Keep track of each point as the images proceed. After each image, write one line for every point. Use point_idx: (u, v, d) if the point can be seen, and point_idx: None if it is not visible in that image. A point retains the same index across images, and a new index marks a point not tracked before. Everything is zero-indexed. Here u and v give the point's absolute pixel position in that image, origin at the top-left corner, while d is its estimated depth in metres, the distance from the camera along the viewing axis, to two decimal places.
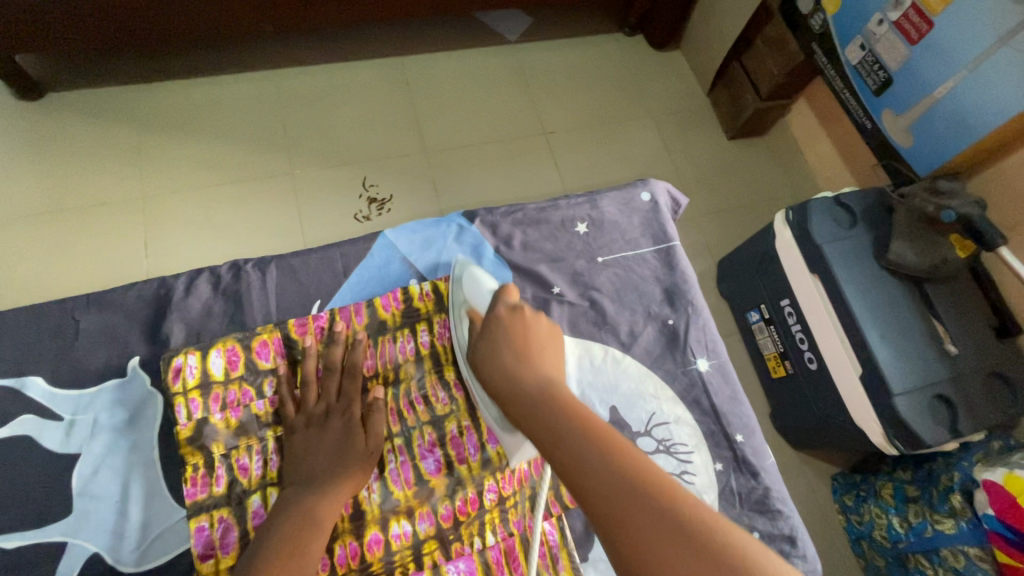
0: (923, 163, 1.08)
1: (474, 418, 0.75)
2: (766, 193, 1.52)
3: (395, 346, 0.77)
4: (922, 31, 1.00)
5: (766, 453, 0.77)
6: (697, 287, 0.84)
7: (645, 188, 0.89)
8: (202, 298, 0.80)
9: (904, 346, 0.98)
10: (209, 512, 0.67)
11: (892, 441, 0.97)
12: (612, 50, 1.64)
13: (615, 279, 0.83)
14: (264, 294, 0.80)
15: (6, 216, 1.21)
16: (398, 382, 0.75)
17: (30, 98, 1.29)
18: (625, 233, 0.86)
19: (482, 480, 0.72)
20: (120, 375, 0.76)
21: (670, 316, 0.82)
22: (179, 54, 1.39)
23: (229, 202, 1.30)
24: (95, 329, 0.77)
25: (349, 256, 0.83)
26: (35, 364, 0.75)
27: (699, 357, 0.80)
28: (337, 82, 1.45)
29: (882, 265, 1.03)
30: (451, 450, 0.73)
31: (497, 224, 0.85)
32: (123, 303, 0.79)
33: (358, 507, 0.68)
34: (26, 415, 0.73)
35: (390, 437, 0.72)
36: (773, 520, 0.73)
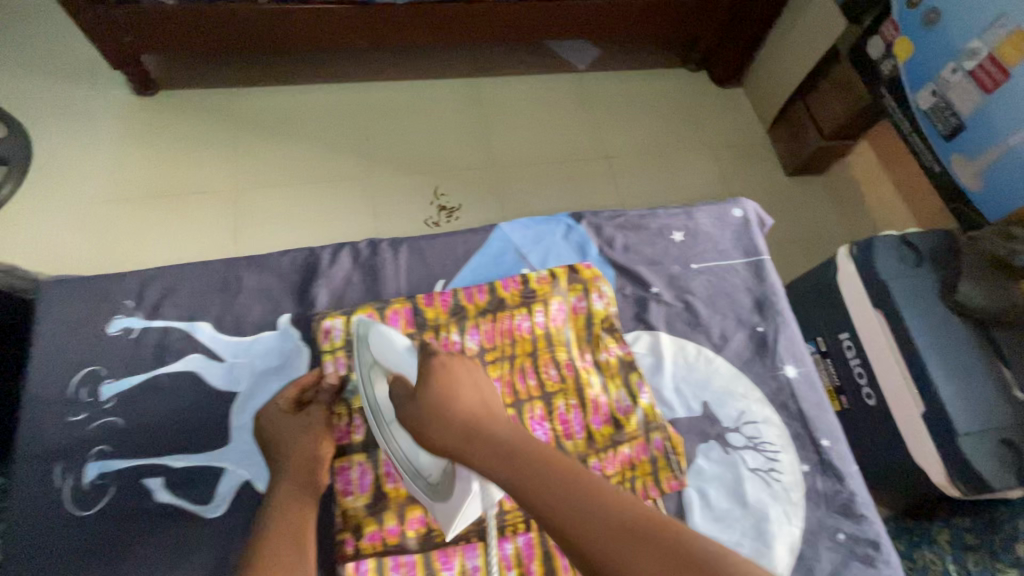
0: (993, 208, 1.10)
1: (581, 397, 0.74)
2: (823, 230, 1.53)
3: (512, 323, 0.77)
4: (998, 80, 1.03)
5: (851, 461, 0.78)
6: (785, 299, 0.87)
7: (736, 205, 0.93)
8: (343, 269, 0.85)
9: (970, 386, 0.98)
10: (350, 455, 0.71)
11: (956, 483, 0.96)
12: (676, 83, 1.71)
13: (707, 285, 0.86)
14: (397, 273, 0.85)
15: (116, 196, 1.33)
16: (514, 356, 0.76)
17: (144, 93, 1.42)
18: (717, 244, 0.90)
19: (587, 456, 0.71)
20: (276, 329, 0.81)
21: (760, 323, 0.84)
22: (277, 63, 1.52)
23: (311, 200, 1.39)
24: (255, 287, 0.84)
25: (471, 243, 0.88)
26: (206, 311, 0.82)
27: (787, 364, 0.82)
28: (417, 97, 1.55)
29: (947, 304, 1.04)
30: (559, 424, 0.73)
31: (601, 226, 0.89)
32: (278, 267, 0.85)
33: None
34: (195, 355, 0.79)
35: (503, 406, 0.72)
36: (858, 524, 0.73)
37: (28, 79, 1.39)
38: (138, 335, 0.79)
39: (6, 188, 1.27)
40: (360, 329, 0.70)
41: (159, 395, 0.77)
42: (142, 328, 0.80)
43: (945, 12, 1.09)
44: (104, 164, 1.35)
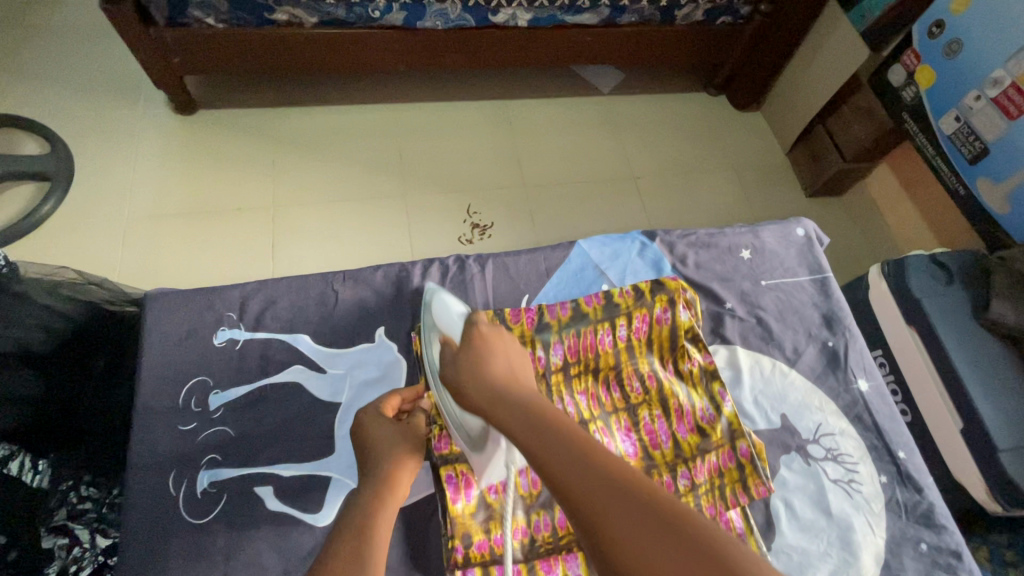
0: (1020, 229, 1.13)
1: (665, 407, 0.77)
2: (846, 250, 1.57)
3: (596, 338, 0.79)
4: (1021, 107, 1.07)
5: (926, 473, 0.79)
6: (852, 315, 0.89)
7: (799, 225, 0.96)
8: (433, 283, 0.89)
9: (1008, 403, 1.00)
10: (454, 464, 0.75)
11: (998, 498, 0.97)
12: (697, 108, 1.76)
13: (777, 301, 0.89)
14: (484, 286, 0.88)
15: (158, 213, 1.35)
16: (600, 370, 0.79)
17: (185, 113, 1.46)
18: (783, 261, 0.92)
19: (675, 466, 0.73)
20: (373, 342, 0.86)
21: (830, 338, 0.86)
22: (314, 85, 1.56)
23: (347, 217, 1.41)
24: (351, 301, 0.88)
25: (552, 259, 0.91)
26: (304, 324, 0.86)
27: (860, 377, 0.84)
28: (449, 118, 1.59)
29: (980, 322, 1.07)
30: (646, 437, 0.76)
31: (674, 244, 0.92)
32: (372, 281, 0.90)
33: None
34: (298, 364, 0.83)
35: (593, 418, 0.75)
36: (939, 534, 0.74)
37: (75, 102, 1.44)
38: (243, 347, 0.83)
39: (50, 204, 1.30)
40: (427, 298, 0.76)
41: (256, 404, 0.80)
42: (247, 340, 0.84)
43: (967, 43, 1.15)
44: (145, 182, 1.38)
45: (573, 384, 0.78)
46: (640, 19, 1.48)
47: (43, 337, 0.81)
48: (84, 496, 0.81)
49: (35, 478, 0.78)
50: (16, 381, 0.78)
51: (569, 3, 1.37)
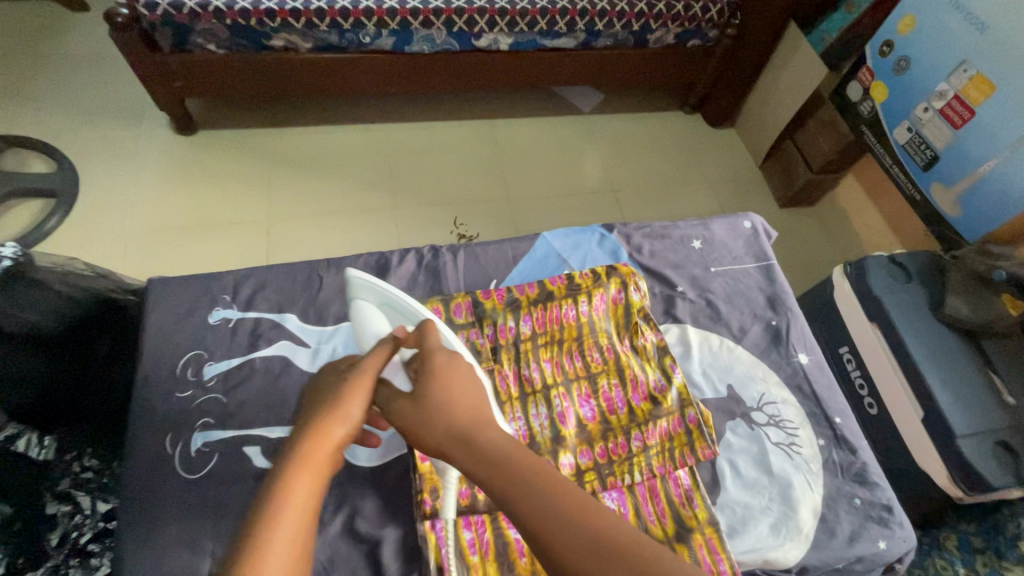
0: (970, 230, 1.21)
1: (621, 376, 0.81)
2: (818, 255, 1.64)
3: (558, 313, 0.84)
4: (964, 117, 1.16)
5: (862, 437, 0.85)
6: (795, 298, 0.96)
7: (746, 218, 1.03)
8: (409, 269, 0.92)
9: (964, 392, 1.06)
10: None
11: (959, 483, 1.02)
12: (674, 124, 1.85)
13: (725, 286, 0.95)
14: (456, 274, 0.92)
15: (158, 226, 1.42)
16: (562, 341, 0.84)
17: (186, 134, 1.54)
18: (731, 250, 0.99)
19: (630, 429, 0.78)
20: None
21: (773, 318, 0.92)
22: (308, 107, 1.65)
23: (339, 229, 1.48)
24: (335, 286, 0.94)
25: (519, 248, 0.96)
26: (291, 305, 0.92)
27: (801, 351, 0.90)
28: (437, 136, 1.68)
29: (939, 318, 1.12)
30: (603, 402, 0.80)
31: (630, 236, 0.98)
32: (353, 267, 0.95)
33: (531, 439, 0.75)
34: (284, 341, 0.88)
35: (554, 384, 0.80)
36: (872, 490, 0.79)
37: (82, 123, 1.52)
38: (234, 325, 0.89)
39: (55, 219, 1.37)
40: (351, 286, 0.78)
41: (244, 377, 0.85)
42: (238, 318, 0.89)
43: (913, 60, 1.24)
44: (147, 197, 1.45)
45: (539, 353, 0.82)
46: (614, 43, 1.58)
47: (53, 321, 0.80)
48: (86, 466, 0.84)
49: (40, 453, 0.80)
50: (26, 362, 0.79)
51: (548, 29, 1.47)
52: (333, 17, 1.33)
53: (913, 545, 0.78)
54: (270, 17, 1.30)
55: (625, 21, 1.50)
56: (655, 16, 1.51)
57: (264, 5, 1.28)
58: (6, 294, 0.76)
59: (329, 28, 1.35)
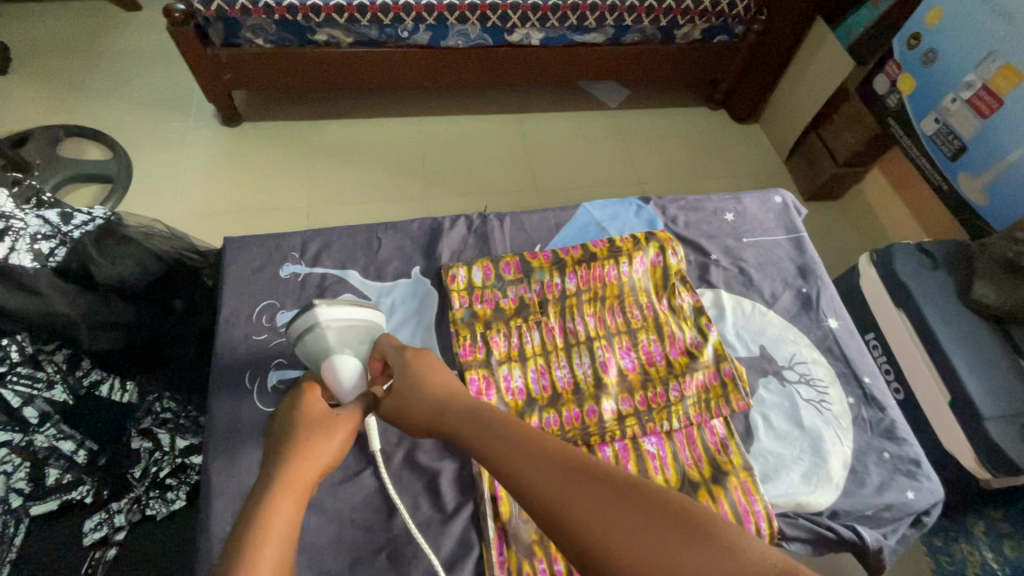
0: (998, 217, 1.22)
1: (659, 332, 0.86)
2: (843, 248, 1.65)
3: (601, 271, 0.89)
4: (993, 106, 1.18)
5: (890, 397, 0.87)
6: (826, 268, 0.98)
7: (776, 194, 1.07)
8: (460, 233, 0.97)
9: (992, 375, 1.07)
10: (475, 368, 0.81)
11: (986, 465, 1.02)
12: (699, 119, 1.88)
13: (757, 255, 0.98)
14: (505, 239, 0.97)
15: (204, 211, 1.50)
16: (603, 298, 0.88)
17: (232, 125, 1.63)
18: (763, 223, 1.02)
19: (668, 380, 0.82)
20: (408, 278, 0.93)
21: (804, 285, 0.95)
22: (345, 101, 1.72)
23: (374, 216, 1.54)
24: (392, 246, 0.95)
25: (561, 218, 1.00)
26: (354, 262, 0.94)
27: (830, 317, 0.92)
28: (467, 129, 1.73)
29: (965, 302, 1.14)
30: (643, 354, 0.84)
31: (664, 207, 1.02)
32: (409, 230, 0.97)
33: (575, 386, 0.81)
34: (346, 295, 0.90)
35: (597, 336, 0.85)
36: (900, 446, 0.82)
37: (136, 114, 1.62)
38: (304, 279, 0.92)
39: (111, 203, 1.45)
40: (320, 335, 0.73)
41: None
42: (306, 274, 0.92)
43: (941, 52, 1.26)
44: (196, 184, 1.53)
45: (583, 308, 0.87)
46: (642, 38, 1.62)
47: (135, 275, 0.89)
48: (165, 407, 0.93)
49: (124, 395, 0.94)
50: (114, 313, 0.89)
51: (578, 24, 1.52)
52: (374, 12, 1.39)
53: (941, 499, 0.80)
54: (315, 13, 1.37)
55: (653, 16, 1.54)
56: (683, 12, 1.55)
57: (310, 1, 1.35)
58: (100, 246, 0.88)
59: (370, 23, 1.41)
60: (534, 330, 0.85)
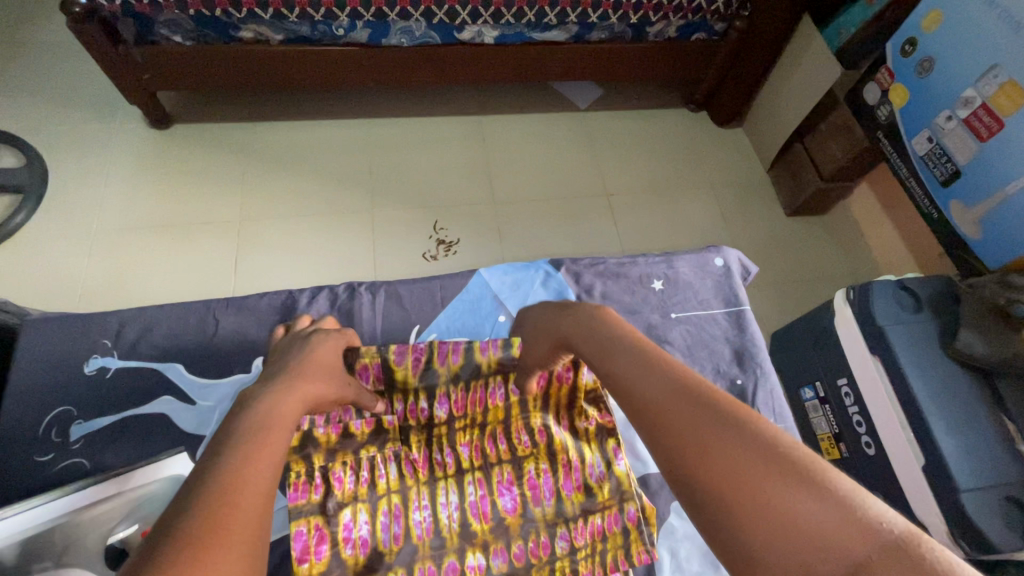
0: (991, 256, 1.08)
1: (552, 461, 0.80)
2: (826, 272, 1.52)
3: (487, 389, 0.82)
4: (992, 129, 1.03)
5: None
6: (767, 352, 0.90)
7: (718, 255, 0.98)
8: (320, 310, 0.90)
9: (972, 439, 0.95)
10: (307, 518, 0.71)
11: (960, 542, 0.92)
12: (677, 124, 1.73)
13: (686, 334, 0.90)
14: (372, 316, 0.90)
15: (124, 227, 1.37)
16: (486, 420, 0.82)
17: (160, 128, 1.49)
18: (698, 292, 0.94)
19: (555, 527, 0.76)
20: (246, 372, 0.86)
21: (739, 375, 0.87)
22: (288, 101, 1.58)
23: (313, 231, 1.42)
24: (232, 327, 0.88)
25: (448, 288, 0.94)
26: (180, 353, 0.86)
27: (767, 419, 0.83)
28: (421, 133, 1.59)
29: (948, 353, 1.02)
30: (528, 491, 0.78)
31: (580, 274, 0.95)
32: (257, 307, 0.90)
33: (437, 533, 0.74)
34: (166, 396, 0.83)
35: (472, 469, 0.79)
36: None
37: (55, 114, 1.48)
38: (113, 376, 0.83)
39: (23, 214, 1.32)
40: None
41: (120, 434, 0.80)
42: (119, 367, 0.83)
43: (938, 61, 1.11)
44: (117, 195, 1.41)
45: (455, 437, 0.81)
46: (611, 36, 1.46)
47: None
48: None
49: None
50: None
51: (537, 21, 1.36)
52: (302, 8, 1.23)
53: None
54: (236, 8, 1.21)
55: (622, 12, 1.38)
56: (655, 8, 1.38)
57: None
58: None
59: (300, 19, 1.26)
60: (391, 462, 0.78)
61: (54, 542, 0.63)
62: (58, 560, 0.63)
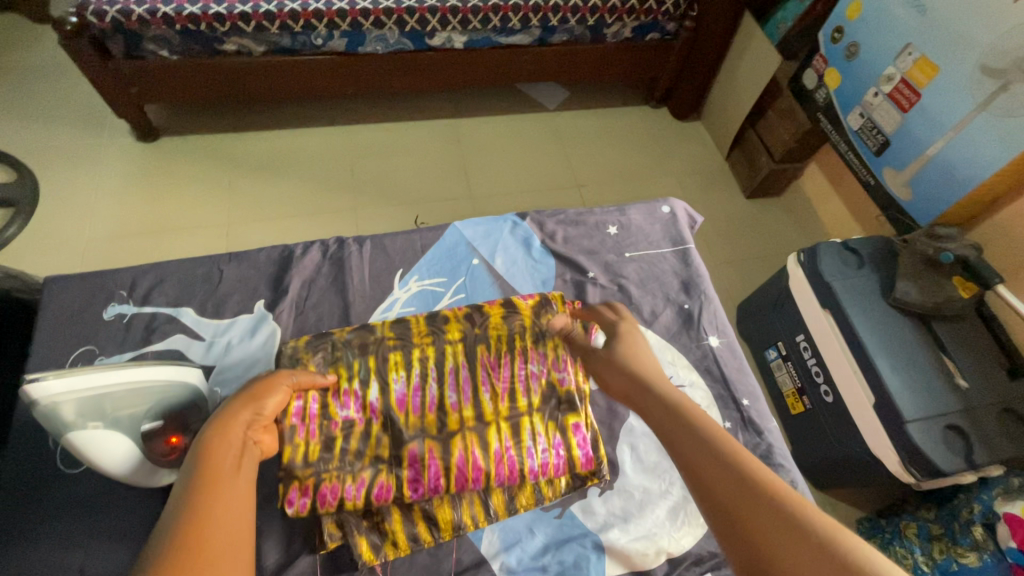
0: (925, 214, 1.19)
1: (515, 381, 0.81)
2: (785, 246, 1.63)
3: (489, 447, 0.75)
4: (912, 100, 1.15)
5: (770, 419, 0.89)
6: (710, 281, 1.00)
7: (665, 204, 1.08)
8: (313, 260, 0.95)
9: (914, 375, 1.04)
10: (290, 444, 0.71)
11: (910, 469, 1.00)
12: (640, 119, 1.85)
13: (639, 270, 0.99)
14: (361, 268, 0.95)
15: (114, 233, 1.42)
16: (475, 425, 0.77)
17: (148, 140, 1.56)
18: (648, 235, 1.03)
19: (519, 378, 0.81)
20: (251, 314, 0.90)
21: (687, 301, 0.97)
22: (271, 112, 1.66)
23: (301, 231, 1.49)
24: (235, 278, 0.92)
25: (427, 239, 1.00)
26: (188, 299, 0.90)
27: (711, 335, 0.94)
28: (400, 137, 1.68)
29: (888, 302, 1.11)
30: (500, 384, 0.80)
31: (543, 223, 1.03)
32: (255, 260, 0.95)
33: (419, 413, 0.77)
34: (178, 335, 0.87)
35: (457, 425, 0.77)
36: (776, 473, 0.83)
37: (45, 132, 1.54)
38: (129, 320, 0.87)
39: (16, 226, 1.37)
40: (55, 397, 0.63)
41: None
42: (134, 313, 0.88)
43: (862, 45, 1.24)
44: (107, 204, 1.46)
45: (447, 415, 0.77)
46: (572, 38, 1.58)
47: None
48: None
49: None
50: None
51: (501, 26, 1.47)
52: (283, 20, 1.33)
53: None
54: (219, 22, 1.30)
55: (580, 16, 1.50)
56: (610, 11, 1.50)
57: (213, 10, 1.28)
58: None
59: (280, 31, 1.35)
60: (369, 413, 0.76)
61: (103, 407, 0.66)
62: (104, 423, 0.67)
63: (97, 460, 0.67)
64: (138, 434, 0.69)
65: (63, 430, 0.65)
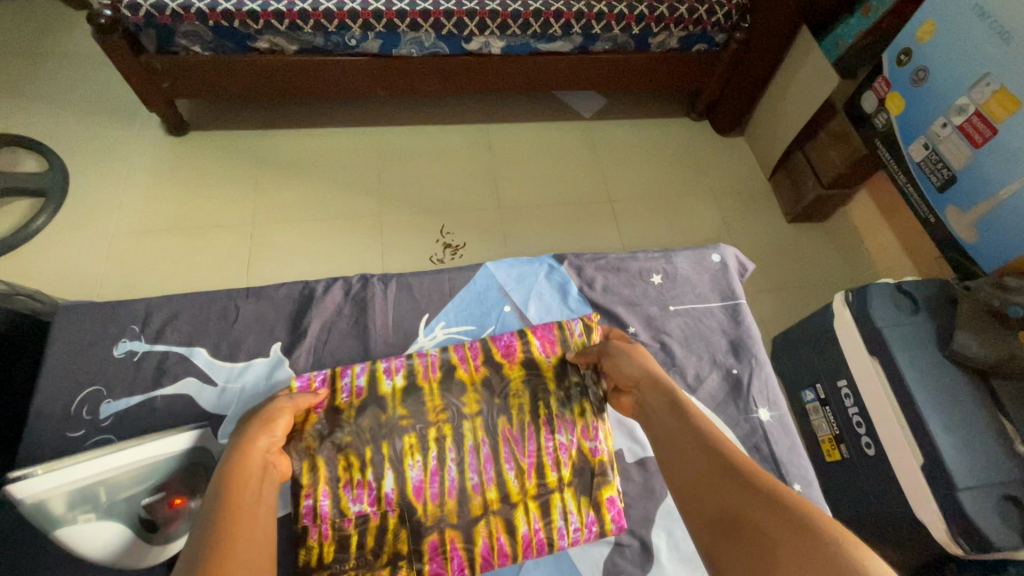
0: (991, 261, 1.10)
1: (539, 457, 0.82)
2: (827, 276, 1.54)
3: (512, 531, 0.78)
4: (986, 135, 1.05)
5: (823, 509, 0.84)
6: (761, 344, 0.96)
7: (715, 251, 1.04)
8: (335, 300, 0.94)
9: (970, 439, 0.96)
10: (308, 544, 0.73)
11: (958, 540, 0.92)
12: (679, 132, 1.77)
13: (683, 326, 0.96)
14: (384, 308, 0.95)
15: (139, 228, 1.41)
16: (499, 509, 0.79)
17: (179, 135, 1.54)
18: (695, 287, 1.00)
19: (542, 452, 0.82)
20: (267, 356, 0.89)
21: (735, 365, 0.94)
22: (301, 110, 1.63)
23: (323, 233, 1.45)
24: (252, 316, 0.92)
25: (456, 280, 0.99)
26: (202, 337, 0.90)
27: (761, 407, 0.90)
28: (430, 141, 1.64)
29: (945, 354, 1.03)
30: (523, 461, 0.81)
31: (582, 268, 1.01)
32: (274, 297, 0.94)
33: (440, 502, 0.78)
34: (190, 378, 0.86)
35: (480, 512, 0.78)
36: None
37: (78, 122, 1.53)
38: (140, 358, 0.87)
39: (44, 217, 1.36)
40: (41, 496, 0.67)
41: (152, 410, 0.83)
42: (145, 351, 0.87)
43: (932, 70, 1.14)
44: (134, 200, 1.45)
45: (470, 499, 0.78)
46: (615, 47, 1.50)
47: None
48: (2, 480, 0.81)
49: None
50: None
51: (542, 32, 1.41)
52: (317, 19, 1.29)
53: None
54: (253, 19, 1.26)
55: (624, 24, 1.42)
56: (656, 20, 1.43)
57: (247, 7, 1.25)
58: None
59: (313, 30, 1.31)
60: (384, 505, 0.76)
61: (91, 495, 0.69)
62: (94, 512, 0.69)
63: (95, 548, 0.70)
64: (129, 514, 0.71)
65: (55, 526, 0.68)
